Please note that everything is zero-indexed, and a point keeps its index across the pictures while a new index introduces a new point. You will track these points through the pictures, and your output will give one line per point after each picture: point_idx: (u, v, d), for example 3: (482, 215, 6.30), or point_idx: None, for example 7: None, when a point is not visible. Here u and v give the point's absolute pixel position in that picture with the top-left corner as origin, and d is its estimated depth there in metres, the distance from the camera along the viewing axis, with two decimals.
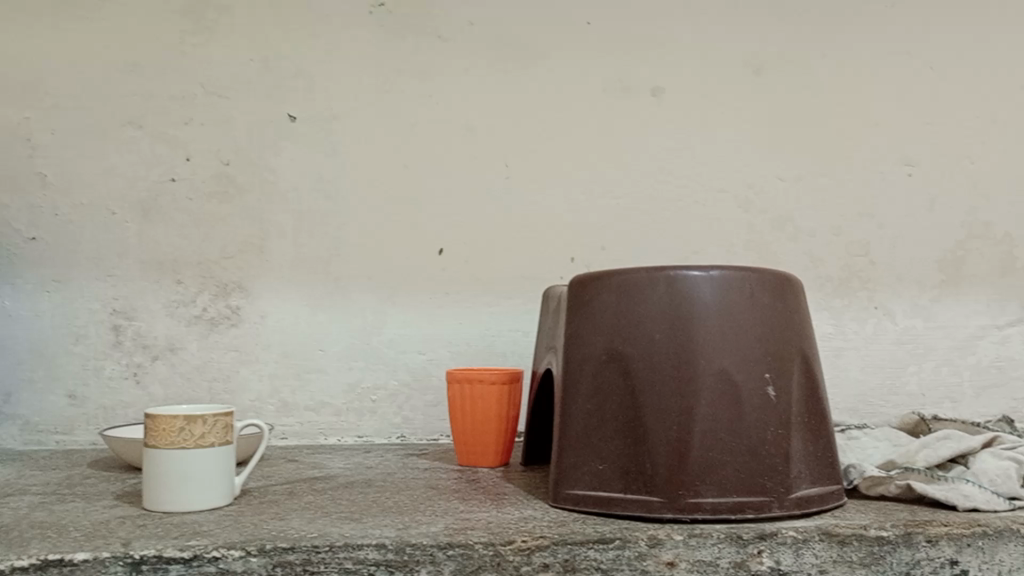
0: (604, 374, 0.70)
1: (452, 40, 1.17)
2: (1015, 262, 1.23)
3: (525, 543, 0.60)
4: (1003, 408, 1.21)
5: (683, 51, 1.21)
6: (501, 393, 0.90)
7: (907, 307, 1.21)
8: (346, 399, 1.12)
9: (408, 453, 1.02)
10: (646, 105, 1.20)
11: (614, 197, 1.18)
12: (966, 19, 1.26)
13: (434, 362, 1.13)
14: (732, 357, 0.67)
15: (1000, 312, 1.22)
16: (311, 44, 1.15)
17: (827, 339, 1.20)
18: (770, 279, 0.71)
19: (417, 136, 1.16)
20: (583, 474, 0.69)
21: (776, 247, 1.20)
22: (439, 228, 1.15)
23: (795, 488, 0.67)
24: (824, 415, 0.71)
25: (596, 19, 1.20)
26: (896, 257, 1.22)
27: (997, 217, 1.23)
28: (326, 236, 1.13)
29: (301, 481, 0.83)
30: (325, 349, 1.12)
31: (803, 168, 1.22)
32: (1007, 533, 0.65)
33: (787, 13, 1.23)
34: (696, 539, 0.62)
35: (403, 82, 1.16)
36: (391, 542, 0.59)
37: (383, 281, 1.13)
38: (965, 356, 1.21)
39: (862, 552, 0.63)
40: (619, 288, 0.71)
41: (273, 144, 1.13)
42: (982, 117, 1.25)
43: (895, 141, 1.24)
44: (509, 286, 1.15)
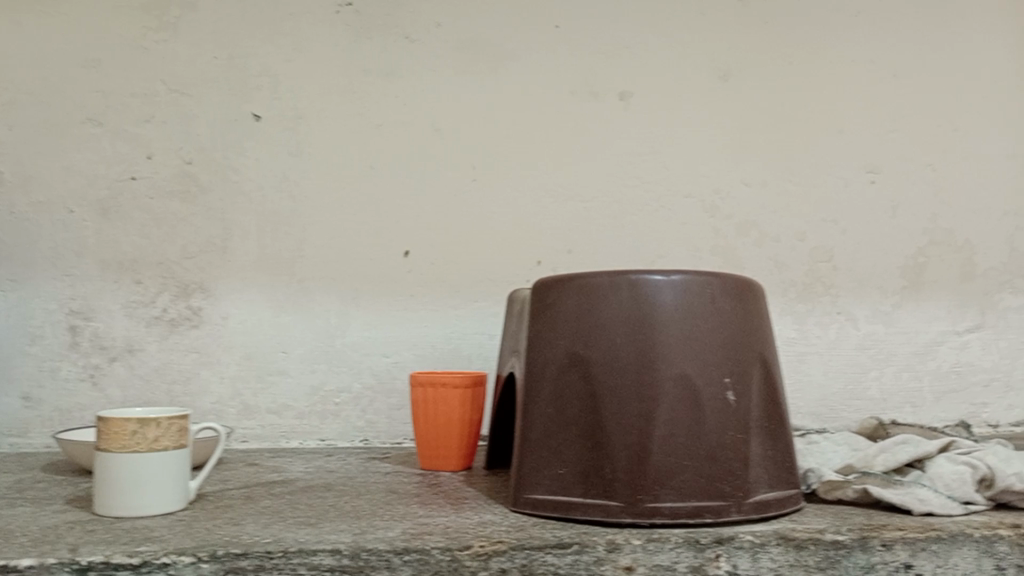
0: (565, 378, 0.70)
1: (419, 40, 1.17)
2: (974, 269, 1.25)
3: (482, 548, 0.60)
4: (962, 412, 1.23)
5: (652, 56, 1.22)
6: (465, 396, 0.90)
7: (869, 312, 1.23)
8: (309, 402, 1.11)
9: (371, 457, 1.01)
10: (614, 109, 1.21)
11: (581, 200, 1.19)
12: (929, 29, 1.28)
13: (398, 365, 1.13)
14: (692, 361, 0.68)
15: (959, 319, 1.24)
16: (276, 43, 1.14)
17: (791, 343, 1.21)
18: (731, 284, 0.71)
19: (383, 137, 1.15)
20: (543, 478, 0.69)
21: (741, 252, 1.21)
22: (405, 229, 1.14)
23: (753, 492, 0.67)
24: (783, 419, 0.72)
25: (564, 22, 1.20)
26: (858, 263, 1.23)
27: (957, 224, 1.25)
28: (290, 237, 1.12)
29: (259, 486, 0.82)
30: (288, 351, 1.11)
31: (769, 174, 1.23)
32: (961, 537, 0.65)
33: (754, 19, 1.24)
34: (655, 543, 0.62)
35: (370, 82, 1.16)
36: (346, 547, 0.58)
37: (348, 283, 1.12)
38: (925, 361, 1.23)
39: (818, 556, 0.63)
40: (581, 292, 0.70)
41: (237, 143, 1.12)
42: (943, 126, 1.27)
43: (858, 149, 1.25)
44: (475, 289, 1.15)
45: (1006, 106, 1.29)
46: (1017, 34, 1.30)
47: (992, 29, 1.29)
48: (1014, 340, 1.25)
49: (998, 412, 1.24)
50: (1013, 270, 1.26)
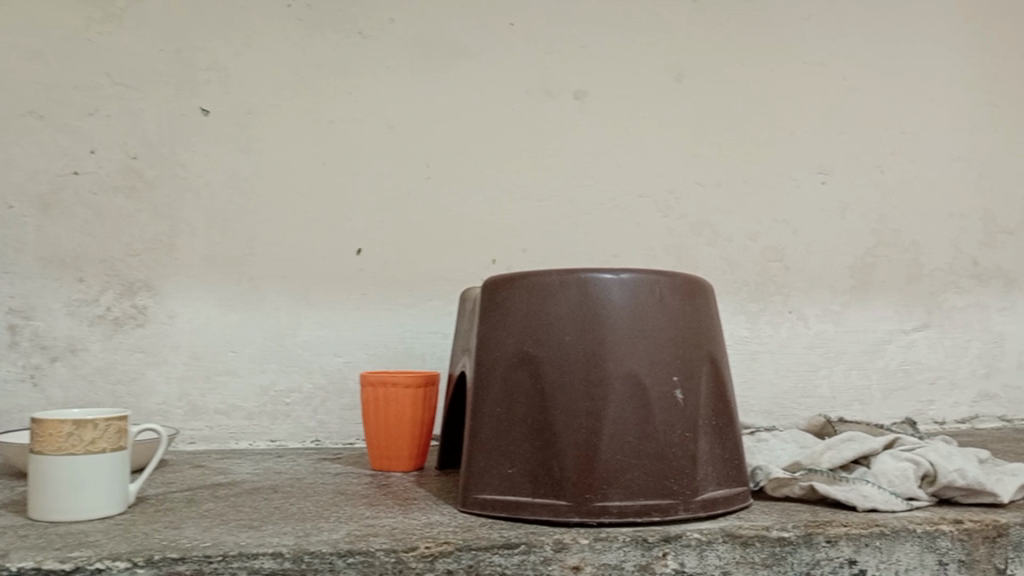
0: (514, 377, 0.69)
1: (372, 36, 1.16)
2: (921, 269, 1.27)
3: (428, 549, 0.59)
4: (909, 410, 1.25)
5: (607, 55, 1.22)
6: (416, 396, 0.89)
7: (820, 311, 1.24)
8: (259, 402, 1.09)
9: (321, 458, 1.00)
10: (569, 108, 1.20)
11: (536, 199, 1.18)
12: (877, 32, 1.30)
13: (350, 364, 1.11)
14: (641, 360, 0.68)
15: (907, 318, 1.26)
16: (226, 37, 1.12)
17: (743, 342, 1.22)
18: (680, 282, 0.71)
19: (336, 134, 1.14)
20: (492, 478, 0.68)
21: (694, 251, 1.22)
22: (358, 227, 1.13)
23: (701, 490, 0.68)
24: (731, 417, 0.72)
25: (519, 20, 1.20)
26: (809, 263, 1.25)
27: (904, 225, 1.28)
28: (239, 235, 1.10)
29: (203, 488, 0.80)
30: (237, 350, 1.09)
31: (722, 175, 1.24)
32: (904, 533, 0.66)
33: (708, 21, 1.25)
34: (602, 542, 0.62)
35: (323, 78, 1.14)
36: (288, 550, 0.57)
37: (299, 281, 1.11)
38: (874, 359, 1.25)
39: (764, 553, 0.64)
40: (530, 291, 0.70)
41: (185, 137, 1.09)
42: (891, 128, 1.29)
43: (809, 150, 1.27)
44: (429, 288, 1.14)
45: (952, 110, 1.31)
46: (962, 40, 1.33)
47: (938, 35, 1.32)
48: (959, 339, 1.27)
49: (944, 410, 1.26)
50: (958, 271, 1.29)
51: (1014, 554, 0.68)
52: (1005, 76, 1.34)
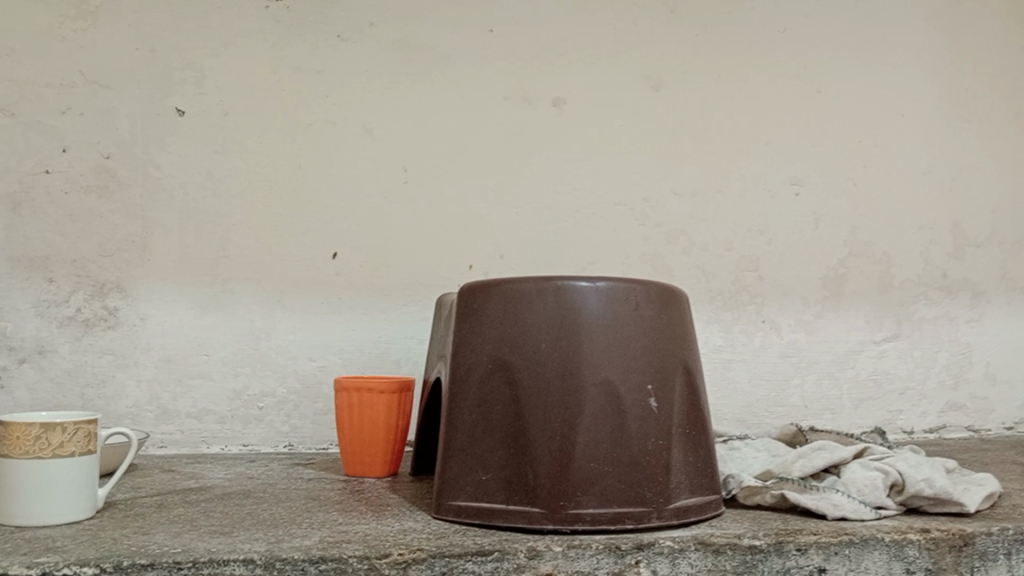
0: (490, 384, 0.69)
1: (351, 40, 1.16)
2: (891, 280, 1.29)
3: (401, 556, 0.59)
4: (878, 419, 1.27)
5: (585, 63, 1.23)
6: (391, 402, 0.88)
7: (792, 321, 1.26)
8: (231, 406, 1.08)
9: (293, 463, 0.99)
10: (546, 115, 1.21)
11: (513, 206, 1.18)
12: (851, 46, 1.32)
13: (325, 369, 1.11)
14: (616, 368, 0.68)
15: (877, 328, 1.28)
16: (202, 36, 1.11)
17: (717, 350, 1.23)
18: (656, 291, 0.72)
19: (313, 136, 1.13)
20: (466, 484, 0.68)
21: (669, 260, 1.23)
22: (334, 232, 1.12)
23: (674, 498, 0.68)
24: (705, 426, 0.73)
25: (498, 27, 1.21)
26: (782, 273, 1.26)
27: (875, 237, 1.30)
28: (214, 236, 1.09)
29: (173, 493, 0.79)
30: (210, 354, 1.08)
31: (698, 184, 1.25)
32: (872, 541, 0.67)
33: (685, 31, 1.27)
34: (576, 549, 0.62)
35: (300, 80, 1.14)
36: (259, 556, 0.57)
37: (274, 284, 1.10)
38: (845, 369, 1.27)
39: (735, 561, 0.64)
40: (507, 297, 0.70)
41: (160, 137, 1.08)
42: (864, 141, 1.31)
43: (784, 161, 1.28)
44: (404, 293, 1.14)
45: (922, 123, 1.34)
46: (932, 55, 1.35)
47: (910, 50, 1.35)
48: (927, 350, 1.29)
49: (912, 420, 1.28)
50: (928, 282, 1.31)
51: (979, 563, 0.68)
52: (974, 91, 1.36)
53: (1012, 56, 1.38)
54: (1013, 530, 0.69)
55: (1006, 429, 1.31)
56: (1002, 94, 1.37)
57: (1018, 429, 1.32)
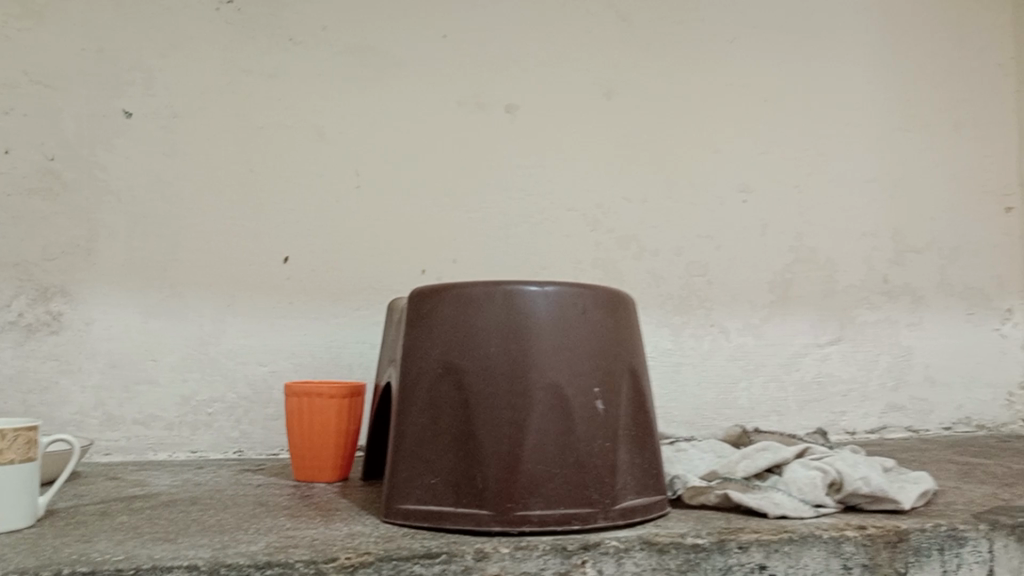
0: (439, 388, 0.70)
1: (303, 44, 1.15)
2: (835, 285, 1.33)
3: (348, 560, 0.59)
4: (823, 420, 1.30)
5: (538, 70, 1.24)
6: (341, 406, 0.88)
7: (740, 325, 1.28)
8: (179, 412, 1.07)
9: (243, 469, 0.98)
10: (500, 121, 1.22)
11: (466, 210, 1.19)
12: (796, 57, 1.36)
13: (275, 373, 1.10)
14: (564, 371, 0.69)
15: (822, 331, 1.31)
16: (151, 38, 1.10)
17: (667, 354, 1.25)
18: (603, 295, 0.73)
19: (264, 140, 1.12)
20: (415, 488, 0.69)
21: (620, 264, 1.24)
22: (286, 235, 1.12)
23: (620, 498, 0.69)
24: (651, 428, 0.74)
25: (452, 33, 1.21)
26: (730, 277, 1.29)
27: (820, 243, 1.33)
28: (162, 240, 1.07)
29: (118, 500, 0.78)
30: (157, 359, 1.06)
31: (648, 191, 1.27)
32: (811, 538, 0.68)
33: (636, 40, 1.29)
34: (523, 551, 0.63)
35: (252, 83, 1.13)
36: (204, 563, 0.56)
37: (224, 289, 1.09)
38: (790, 371, 1.30)
39: (678, 559, 0.66)
40: (456, 302, 0.71)
41: (106, 139, 1.07)
42: (809, 150, 1.35)
43: (732, 169, 1.31)
44: (357, 297, 1.13)
45: (865, 132, 1.38)
46: (875, 67, 1.40)
47: (854, 61, 1.39)
48: (869, 353, 1.33)
49: (855, 420, 1.31)
50: (870, 287, 1.35)
51: (913, 559, 0.71)
52: (915, 102, 1.41)
53: (949, 69, 1.43)
54: (945, 526, 0.72)
55: (944, 429, 1.35)
56: (940, 105, 1.42)
57: (956, 430, 1.36)
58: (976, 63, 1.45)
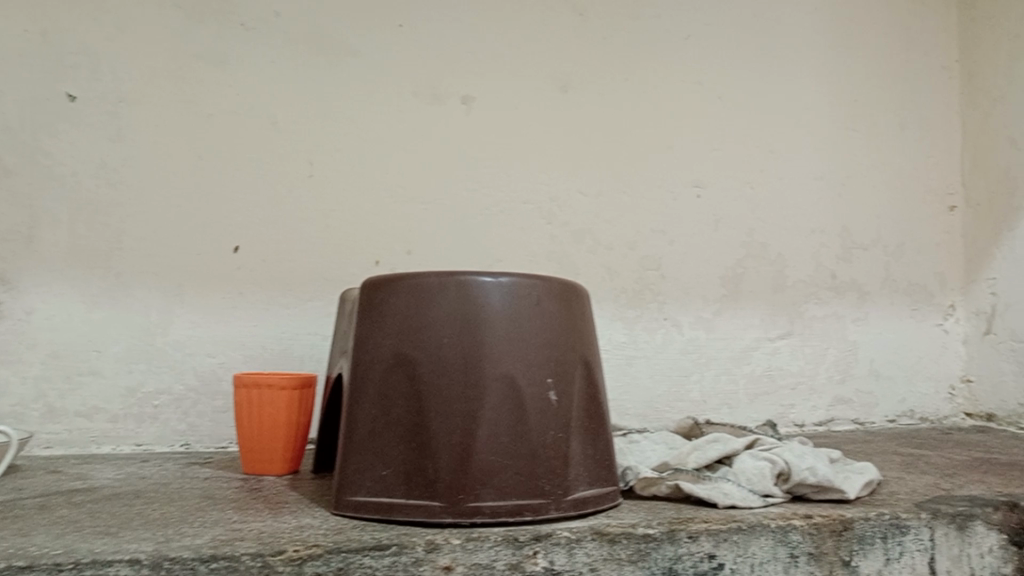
0: (390, 379, 0.69)
1: (255, 29, 1.13)
2: (785, 280, 1.35)
3: (296, 552, 0.58)
4: (772, 413, 1.32)
5: (495, 62, 1.24)
6: (292, 398, 0.87)
7: (692, 318, 1.30)
8: (123, 404, 1.04)
9: (190, 462, 0.96)
10: (455, 111, 1.21)
11: (421, 202, 1.18)
12: (750, 55, 1.38)
13: (224, 365, 1.07)
14: (517, 362, 0.69)
15: (772, 326, 1.34)
16: (98, 20, 1.07)
17: (620, 347, 1.25)
18: (557, 287, 0.73)
19: (214, 127, 1.10)
20: (366, 480, 0.68)
21: (575, 258, 1.25)
22: (236, 224, 1.10)
23: (572, 489, 0.69)
24: (603, 418, 0.74)
25: (407, 23, 1.20)
26: (683, 272, 1.30)
27: (771, 238, 1.35)
28: (107, 228, 1.04)
29: (58, 494, 0.76)
30: (102, 350, 1.03)
31: (603, 185, 1.27)
32: (759, 527, 0.69)
33: (592, 35, 1.29)
34: (474, 542, 0.62)
35: (201, 69, 1.10)
36: (146, 557, 0.55)
37: (171, 278, 1.06)
38: (741, 365, 1.31)
39: (629, 549, 0.66)
40: (409, 292, 0.70)
41: (49, 124, 1.04)
42: (761, 147, 1.37)
43: (686, 164, 1.32)
44: (308, 288, 1.12)
45: (815, 130, 1.40)
46: (825, 66, 1.42)
47: (805, 60, 1.41)
48: (818, 347, 1.36)
49: (804, 413, 1.34)
50: (818, 282, 1.37)
51: (858, 547, 0.72)
52: (863, 101, 1.44)
53: (897, 69, 1.46)
54: (888, 515, 0.73)
55: (888, 422, 1.39)
56: (888, 105, 1.45)
57: (899, 422, 1.39)
58: (922, 65, 1.48)
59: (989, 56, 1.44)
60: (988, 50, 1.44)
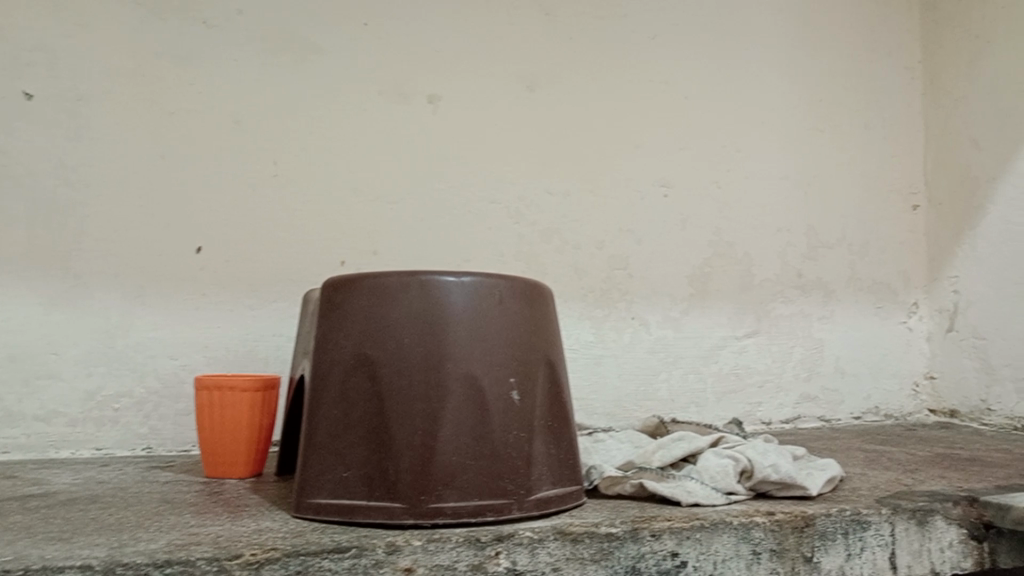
0: (351, 380, 0.69)
1: (217, 27, 1.12)
2: (752, 279, 1.36)
3: (254, 556, 0.57)
4: (739, 411, 1.33)
5: (462, 61, 1.24)
6: (254, 400, 0.86)
7: (660, 318, 1.30)
8: (83, 407, 1.02)
9: (151, 466, 0.95)
10: (422, 111, 1.21)
11: (387, 201, 1.17)
12: (716, 55, 1.38)
13: (187, 367, 1.06)
14: (479, 362, 0.68)
15: (739, 325, 1.34)
16: (55, 17, 1.05)
17: (589, 346, 1.25)
18: (520, 286, 0.73)
19: (176, 126, 1.08)
20: (327, 482, 0.67)
21: (542, 257, 1.25)
22: (199, 224, 1.08)
23: (535, 489, 0.69)
24: (566, 418, 0.74)
25: (373, 21, 1.20)
26: (651, 271, 1.30)
27: (738, 238, 1.36)
28: (66, 228, 1.03)
29: (12, 499, 0.74)
30: (60, 353, 1.02)
31: (571, 184, 1.27)
32: (721, 525, 0.70)
33: (559, 35, 1.29)
34: (435, 543, 0.62)
35: (163, 67, 1.09)
36: (98, 563, 0.54)
37: (132, 279, 1.05)
38: (709, 364, 1.32)
39: (592, 548, 0.66)
40: (370, 292, 0.70)
41: (5, 123, 1.02)
42: (728, 147, 1.38)
43: (653, 164, 1.33)
44: (273, 289, 1.11)
45: (781, 130, 1.41)
46: (791, 67, 1.43)
47: (770, 60, 1.42)
48: (784, 345, 1.37)
49: (770, 411, 1.35)
50: (785, 281, 1.38)
51: (819, 543, 0.72)
52: (828, 101, 1.45)
53: (861, 69, 1.48)
54: (849, 511, 0.74)
55: (854, 418, 1.40)
56: (853, 105, 1.47)
57: (864, 419, 1.41)
58: (886, 65, 1.50)
59: (950, 58, 1.46)
60: (950, 52, 1.46)
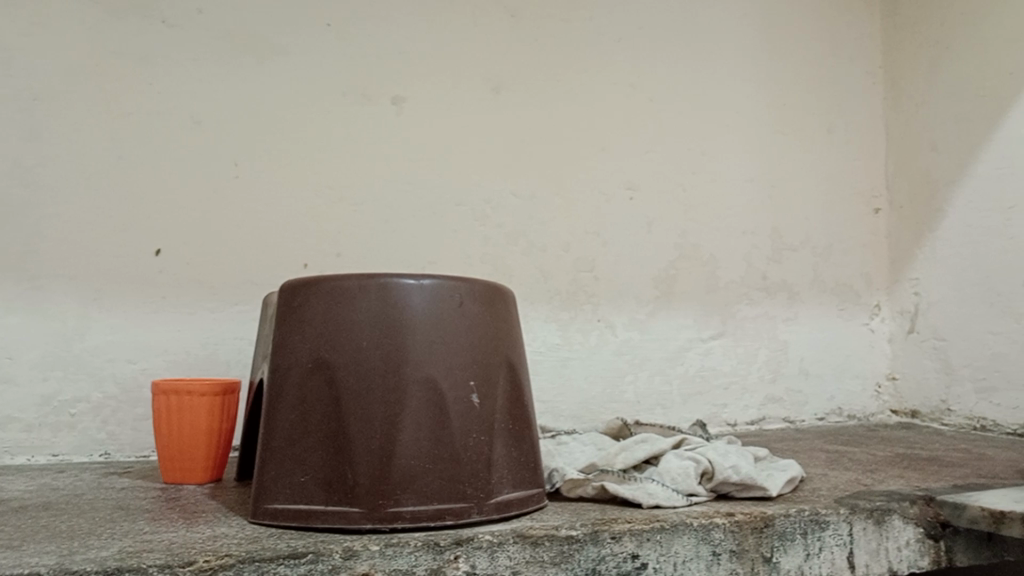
0: (309, 384, 0.68)
1: (177, 26, 1.10)
2: (717, 281, 1.37)
3: (207, 562, 0.56)
4: (704, 413, 1.34)
5: (426, 62, 1.23)
6: (213, 405, 0.84)
7: (626, 320, 1.30)
8: (39, 413, 1.00)
9: (107, 472, 0.93)
10: (386, 112, 1.20)
11: (352, 203, 1.17)
12: (681, 59, 1.39)
13: (146, 372, 1.04)
14: (439, 365, 0.68)
15: (705, 326, 1.35)
16: (9, 14, 1.03)
17: (555, 348, 1.25)
18: (481, 289, 0.73)
19: (135, 126, 1.07)
20: (284, 487, 0.67)
21: (509, 259, 1.24)
22: (159, 226, 1.07)
23: (495, 492, 0.69)
24: (527, 421, 0.74)
25: (336, 21, 1.19)
26: (617, 273, 1.31)
27: (704, 240, 1.37)
28: (21, 230, 1.01)
29: None
30: (15, 357, 0.99)
31: (537, 187, 1.28)
32: (681, 526, 0.70)
33: (525, 37, 1.30)
34: (393, 548, 0.61)
35: (122, 66, 1.07)
36: (46, 570, 0.53)
37: (89, 282, 1.03)
38: (675, 365, 1.33)
39: (552, 551, 0.66)
40: (329, 295, 0.69)
41: None
42: (693, 149, 1.39)
43: (619, 167, 1.33)
44: (235, 292, 1.10)
45: (746, 134, 1.43)
46: (755, 70, 1.45)
47: (735, 64, 1.43)
48: (749, 347, 1.38)
49: (735, 412, 1.36)
50: (749, 283, 1.39)
51: (778, 543, 0.73)
52: (792, 105, 1.47)
53: (824, 73, 1.50)
54: (808, 511, 0.75)
55: (818, 419, 1.41)
56: (816, 109, 1.49)
57: (828, 420, 1.42)
58: (848, 70, 1.52)
59: (910, 64, 1.48)
60: (910, 57, 1.48)
